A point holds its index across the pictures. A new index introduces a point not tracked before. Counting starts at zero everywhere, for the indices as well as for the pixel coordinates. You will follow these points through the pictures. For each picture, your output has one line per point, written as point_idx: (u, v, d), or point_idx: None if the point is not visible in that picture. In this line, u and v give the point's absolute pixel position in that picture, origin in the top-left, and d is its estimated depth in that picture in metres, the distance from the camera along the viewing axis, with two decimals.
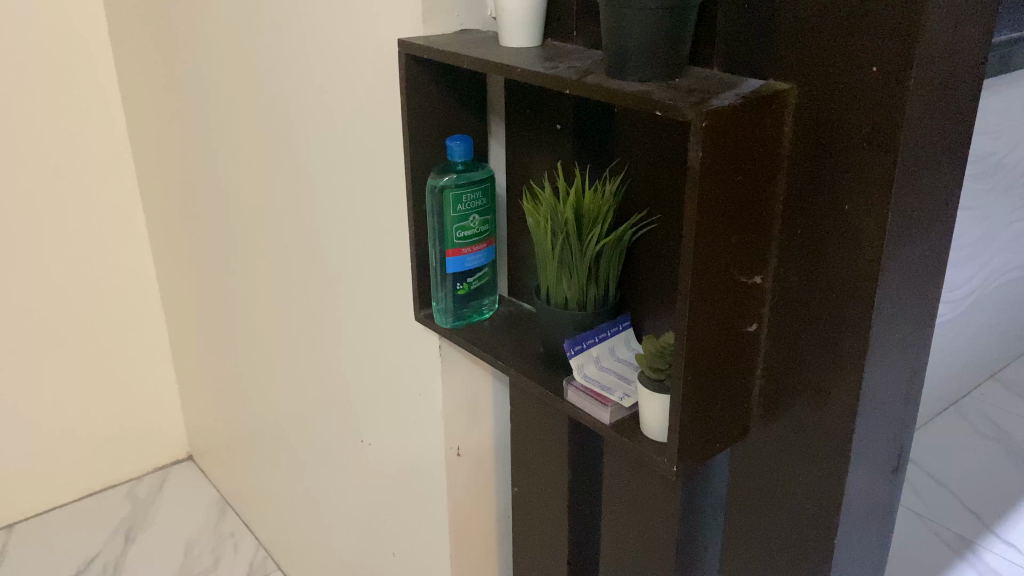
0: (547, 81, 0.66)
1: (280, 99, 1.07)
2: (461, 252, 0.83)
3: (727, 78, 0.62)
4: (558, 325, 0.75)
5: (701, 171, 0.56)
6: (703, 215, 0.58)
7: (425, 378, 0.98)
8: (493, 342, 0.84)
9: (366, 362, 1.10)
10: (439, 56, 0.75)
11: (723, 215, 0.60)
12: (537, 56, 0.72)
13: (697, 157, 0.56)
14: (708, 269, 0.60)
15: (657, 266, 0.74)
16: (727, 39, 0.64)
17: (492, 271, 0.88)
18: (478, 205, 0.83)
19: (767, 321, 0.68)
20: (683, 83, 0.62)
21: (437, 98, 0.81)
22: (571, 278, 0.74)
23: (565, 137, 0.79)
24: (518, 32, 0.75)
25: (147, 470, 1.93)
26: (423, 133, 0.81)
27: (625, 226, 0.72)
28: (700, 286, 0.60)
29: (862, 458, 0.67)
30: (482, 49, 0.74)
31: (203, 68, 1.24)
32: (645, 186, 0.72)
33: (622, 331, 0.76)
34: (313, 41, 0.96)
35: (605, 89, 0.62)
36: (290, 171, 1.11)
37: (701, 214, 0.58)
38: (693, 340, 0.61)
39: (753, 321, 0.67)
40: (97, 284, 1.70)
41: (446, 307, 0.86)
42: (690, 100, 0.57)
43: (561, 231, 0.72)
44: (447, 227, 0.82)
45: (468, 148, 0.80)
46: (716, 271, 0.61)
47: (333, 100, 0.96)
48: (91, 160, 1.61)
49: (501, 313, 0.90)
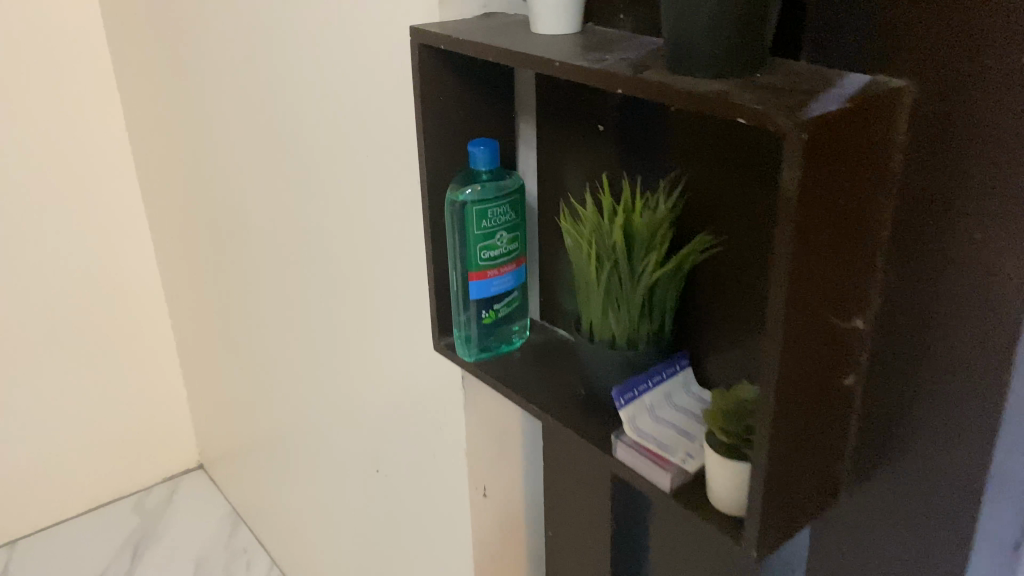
0: (594, 78, 0.53)
1: (288, 94, 0.95)
2: (486, 274, 0.72)
3: (823, 73, 0.49)
4: (605, 366, 0.63)
5: (801, 197, 0.44)
6: (799, 251, 0.46)
7: (448, 411, 0.86)
8: (524, 379, 0.72)
9: (385, 387, 0.98)
10: (459, 47, 0.63)
11: (828, 249, 0.47)
12: (578, 46, 0.59)
13: (793, 179, 0.43)
14: (801, 316, 0.48)
15: (723, 299, 0.61)
16: (817, 27, 0.51)
17: (524, 294, 0.76)
18: (505, 220, 0.71)
19: (865, 369, 0.55)
20: (767, 79, 0.49)
21: (458, 96, 0.69)
22: (620, 314, 0.61)
23: (609, 139, 0.67)
24: (553, 16, 0.63)
25: (157, 480, 1.84)
26: (442, 136, 0.69)
27: (685, 251, 0.60)
28: (791, 338, 0.48)
29: (989, 541, 0.55)
30: (509, 38, 0.62)
31: (207, 59, 1.12)
32: (707, 202, 0.60)
33: (680, 373, 0.64)
34: (323, 29, 0.84)
35: (669, 89, 0.49)
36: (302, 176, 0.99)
37: (799, 250, 0.46)
38: (781, 402, 0.49)
39: (850, 374, 0.54)
40: (97, 288, 1.59)
41: (470, 337, 0.74)
42: (782, 105, 0.44)
43: (608, 257, 0.60)
44: (469, 247, 0.70)
45: (492, 153, 0.69)
46: (812, 320, 0.49)
47: (342, 96, 0.84)
48: (91, 157, 1.49)
49: (534, 342, 0.78)
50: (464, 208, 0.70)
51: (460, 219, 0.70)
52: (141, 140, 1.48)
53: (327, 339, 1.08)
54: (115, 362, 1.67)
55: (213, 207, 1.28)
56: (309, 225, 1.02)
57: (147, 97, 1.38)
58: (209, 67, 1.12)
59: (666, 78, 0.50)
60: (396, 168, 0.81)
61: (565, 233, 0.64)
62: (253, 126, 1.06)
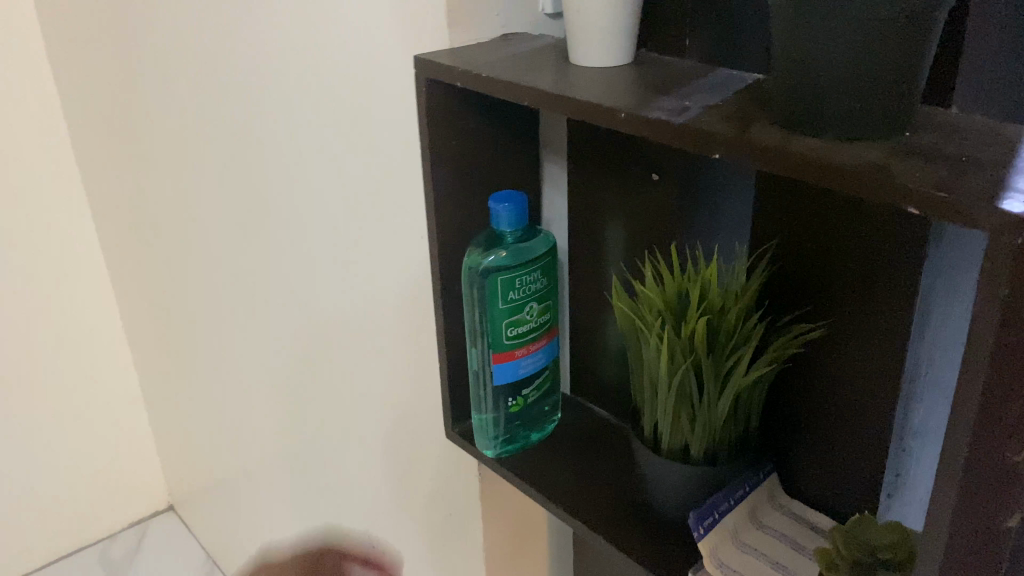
0: (678, 136, 0.40)
1: (262, 120, 0.79)
2: (513, 355, 0.58)
3: (997, 136, 0.37)
4: (675, 480, 0.51)
5: (1008, 311, 0.32)
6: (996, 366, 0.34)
7: (460, 500, 0.75)
8: (562, 477, 0.59)
9: (382, 459, 0.84)
10: (479, 85, 0.49)
11: None
12: (640, 84, 0.46)
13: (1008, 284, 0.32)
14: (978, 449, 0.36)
15: (827, 397, 0.49)
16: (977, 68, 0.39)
17: (556, 373, 0.63)
18: (535, 289, 0.58)
19: None
20: (924, 140, 0.37)
21: (475, 137, 0.55)
22: (695, 420, 0.49)
23: (667, 190, 0.54)
24: (596, 43, 0.49)
25: (123, 524, 1.65)
26: (457, 188, 0.56)
27: (780, 344, 0.47)
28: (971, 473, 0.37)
29: None
30: (546, 73, 0.49)
31: (163, 75, 0.95)
32: (809, 279, 0.47)
33: (765, 481, 0.52)
34: (307, 48, 0.69)
35: (793, 157, 0.36)
36: (282, 215, 0.84)
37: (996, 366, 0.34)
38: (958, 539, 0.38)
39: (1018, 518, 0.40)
40: (47, 323, 1.40)
41: (492, 429, 0.60)
42: (975, 193, 0.32)
43: (684, 351, 0.47)
44: (493, 324, 0.57)
45: (519, 212, 0.55)
46: (997, 454, 0.37)
47: (331, 127, 0.70)
48: (38, 180, 1.31)
49: (566, 423, 0.65)
50: (486, 278, 0.56)
51: (481, 291, 0.57)
52: (88, 162, 1.29)
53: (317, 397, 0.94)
54: (70, 406, 1.48)
55: (179, 241, 1.12)
56: (290, 272, 0.87)
57: (90, 113, 1.20)
58: (167, 85, 0.95)
59: (784, 139, 0.38)
60: (400, 217, 0.67)
61: (620, 314, 0.51)
62: (220, 155, 0.90)
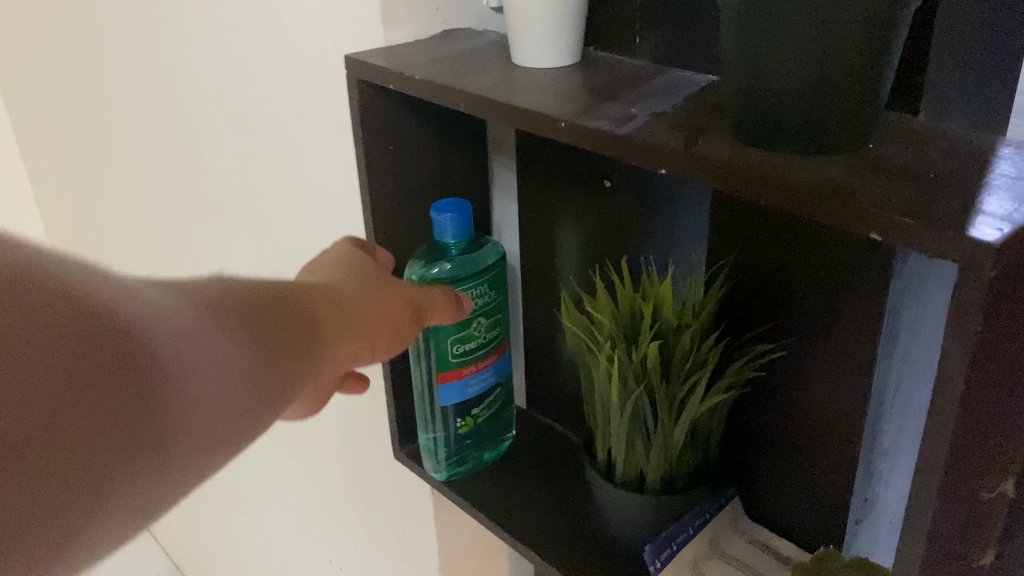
0: (625, 149, 0.36)
1: (188, 123, 0.73)
2: (460, 374, 0.54)
3: (963, 148, 0.33)
4: (629, 510, 0.47)
5: (982, 347, 0.29)
6: (966, 410, 0.30)
7: (414, 519, 0.71)
8: (514, 500, 0.55)
9: (335, 472, 0.80)
10: (413, 88, 0.45)
11: (997, 404, 0.32)
12: (583, 88, 0.42)
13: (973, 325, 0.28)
14: (949, 495, 0.32)
15: (789, 420, 0.46)
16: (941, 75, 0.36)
17: (509, 389, 0.59)
18: (482, 303, 0.54)
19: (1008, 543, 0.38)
20: (886, 154, 0.33)
21: (412, 143, 0.51)
22: (650, 447, 0.46)
23: (620, 198, 0.50)
24: (540, 42, 0.45)
25: None
26: (395, 198, 0.52)
27: (739, 364, 0.44)
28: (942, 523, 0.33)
29: None
30: (484, 75, 0.45)
31: (85, 79, 0.88)
32: (768, 296, 0.44)
33: (727, 508, 0.49)
34: (226, 54, 0.63)
35: (746, 175, 0.33)
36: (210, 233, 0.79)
37: (966, 410, 0.30)
38: None
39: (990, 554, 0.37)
40: None
41: (440, 450, 0.57)
42: (942, 217, 0.29)
43: (637, 375, 0.44)
44: (438, 342, 0.53)
45: (465, 222, 0.52)
46: (971, 498, 0.34)
47: (255, 131, 0.64)
48: None
49: (518, 440, 0.61)
50: None
51: None
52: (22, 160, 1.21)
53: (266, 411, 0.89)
54: None
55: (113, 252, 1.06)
56: None
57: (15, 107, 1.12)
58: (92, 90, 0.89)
59: (736, 154, 0.34)
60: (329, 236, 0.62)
61: (571, 333, 0.48)
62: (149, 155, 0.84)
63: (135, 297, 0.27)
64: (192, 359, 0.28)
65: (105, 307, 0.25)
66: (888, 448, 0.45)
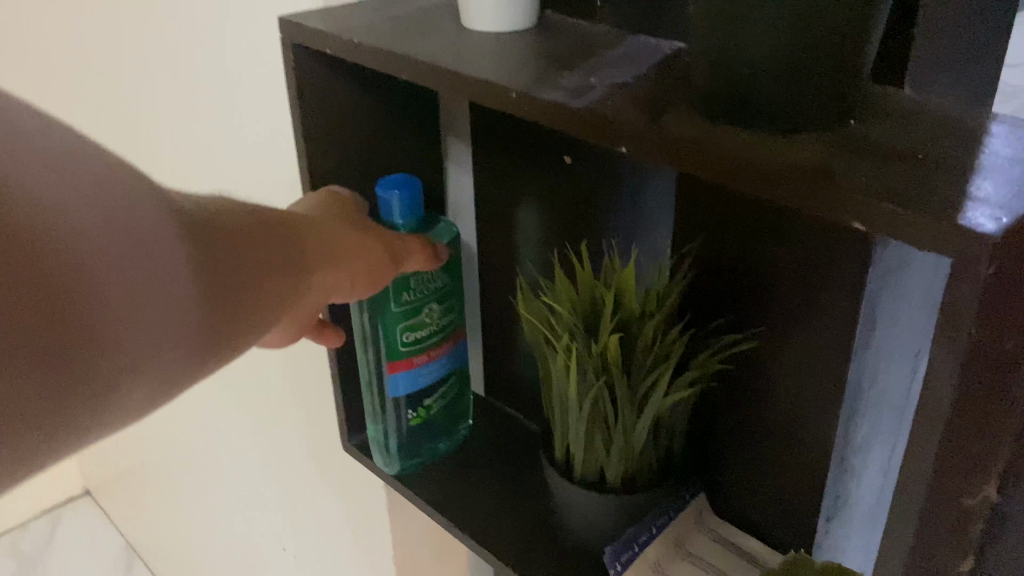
0: (577, 124, 0.33)
1: (145, 84, 0.70)
2: (412, 363, 0.50)
3: (951, 126, 0.30)
4: (588, 508, 0.44)
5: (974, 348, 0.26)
6: (958, 417, 0.27)
7: (374, 504, 0.68)
8: (469, 496, 0.52)
9: (291, 455, 0.77)
10: (352, 55, 0.41)
11: (986, 406, 0.29)
12: (540, 54, 0.39)
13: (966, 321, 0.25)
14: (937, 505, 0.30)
15: (757, 414, 0.43)
16: (928, 45, 0.33)
17: (466, 378, 0.55)
18: (435, 287, 0.50)
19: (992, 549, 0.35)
20: (867, 134, 0.30)
21: (358, 113, 0.47)
22: (611, 444, 0.43)
23: (580, 176, 0.46)
24: (493, 3, 0.41)
25: (32, 513, 1.52)
26: (339, 172, 0.48)
27: (706, 356, 0.41)
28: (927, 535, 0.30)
29: None
30: (430, 41, 0.41)
31: (39, 37, 0.84)
32: (736, 283, 0.41)
33: (693, 506, 0.46)
34: (185, 10, 0.60)
35: (713, 156, 0.30)
36: None
37: (958, 415, 0.27)
38: None
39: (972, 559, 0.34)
40: None
41: (391, 444, 0.53)
42: (932, 204, 0.26)
43: (596, 369, 0.41)
44: (386, 329, 0.49)
45: (413, 200, 0.48)
46: (952, 505, 0.31)
47: (217, 91, 0.61)
48: None
49: (475, 428, 0.58)
50: None
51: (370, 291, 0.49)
52: None
53: (219, 394, 0.86)
54: None
55: None
56: None
57: None
58: (40, 49, 0.84)
59: (703, 132, 0.31)
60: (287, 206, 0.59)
61: (528, 321, 0.44)
62: (101, 121, 0.80)
63: (121, 273, 0.28)
64: (143, 315, 0.29)
65: (68, 255, 0.27)
66: (862, 443, 0.42)
